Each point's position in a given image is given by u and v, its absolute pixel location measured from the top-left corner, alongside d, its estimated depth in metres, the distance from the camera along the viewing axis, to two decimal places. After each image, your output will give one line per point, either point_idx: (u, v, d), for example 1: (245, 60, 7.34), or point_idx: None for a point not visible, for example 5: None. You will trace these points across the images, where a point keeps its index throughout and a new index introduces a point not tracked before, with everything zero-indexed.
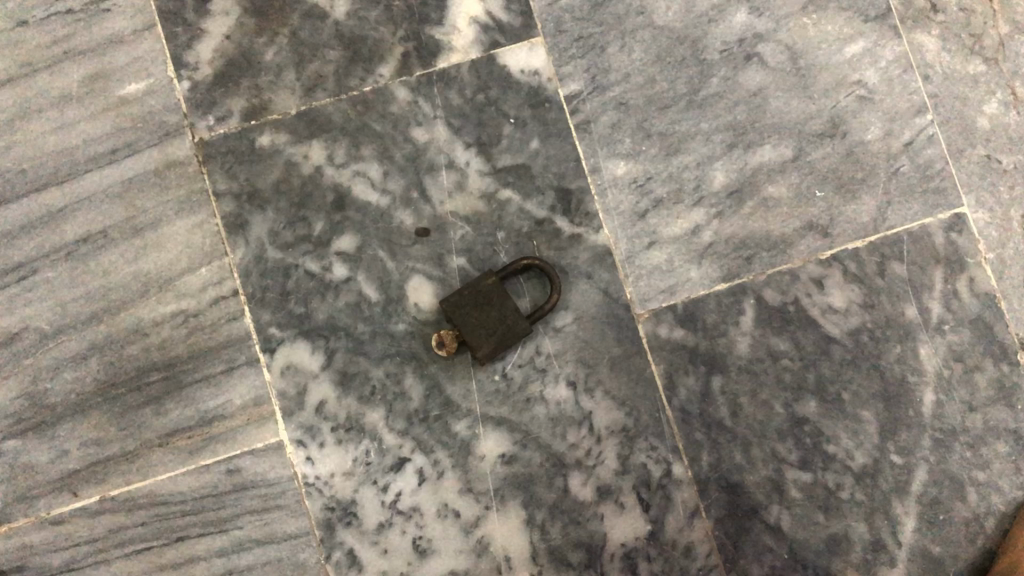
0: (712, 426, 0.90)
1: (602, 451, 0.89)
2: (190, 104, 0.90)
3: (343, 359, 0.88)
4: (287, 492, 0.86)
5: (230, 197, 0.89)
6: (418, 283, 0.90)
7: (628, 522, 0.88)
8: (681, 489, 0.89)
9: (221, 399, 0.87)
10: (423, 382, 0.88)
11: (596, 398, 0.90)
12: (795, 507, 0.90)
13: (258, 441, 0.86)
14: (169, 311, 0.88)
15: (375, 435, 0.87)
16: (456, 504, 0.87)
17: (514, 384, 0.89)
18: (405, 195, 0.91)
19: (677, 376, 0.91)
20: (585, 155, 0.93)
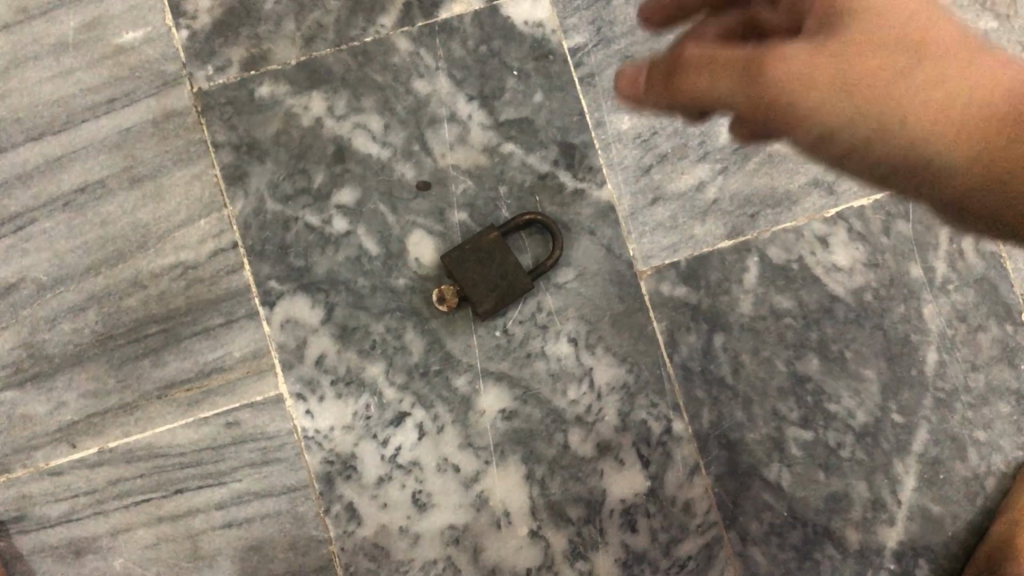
0: (714, 383, 0.90)
1: (602, 408, 0.89)
2: (189, 54, 0.89)
3: (343, 313, 0.87)
4: (286, 445, 0.85)
5: (229, 148, 0.88)
6: (419, 238, 0.89)
7: (628, 479, 0.88)
8: (681, 446, 0.89)
9: (220, 351, 0.86)
10: (424, 337, 0.88)
11: (597, 354, 0.89)
12: (795, 466, 0.90)
13: (257, 394, 0.86)
14: (167, 263, 0.87)
15: (376, 389, 0.87)
16: (455, 459, 0.87)
17: (516, 340, 0.88)
18: (406, 148, 0.90)
19: (679, 333, 0.90)
20: (590, 109, 0.92)
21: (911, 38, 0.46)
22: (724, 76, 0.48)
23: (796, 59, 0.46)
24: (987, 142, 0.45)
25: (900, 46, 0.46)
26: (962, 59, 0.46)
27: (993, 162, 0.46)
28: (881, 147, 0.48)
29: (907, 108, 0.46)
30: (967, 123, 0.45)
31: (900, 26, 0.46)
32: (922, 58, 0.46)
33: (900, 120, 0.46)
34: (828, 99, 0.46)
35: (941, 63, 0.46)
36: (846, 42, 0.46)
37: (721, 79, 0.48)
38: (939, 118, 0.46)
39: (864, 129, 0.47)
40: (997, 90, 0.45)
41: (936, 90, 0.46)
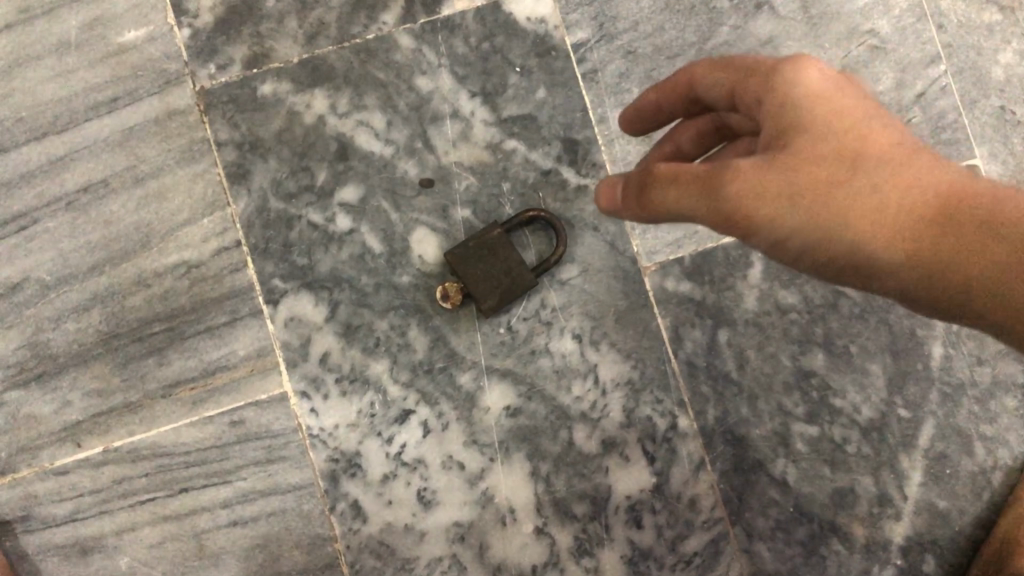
0: (719, 379, 0.90)
1: (607, 404, 0.89)
2: (191, 52, 0.89)
3: (346, 311, 0.87)
4: (291, 444, 0.85)
5: (232, 146, 0.88)
6: (423, 235, 0.89)
7: (633, 475, 0.88)
8: (687, 442, 0.89)
9: (224, 350, 0.86)
10: (428, 335, 0.88)
11: (601, 351, 0.89)
12: (801, 461, 0.90)
13: (261, 392, 0.86)
14: (171, 262, 0.87)
15: (380, 386, 0.87)
16: (460, 457, 0.87)
17: (520, 337, 0.88)
18: (408, 145, 0.90)
19: (684, 329, 0.90)
20: (593, 105, 0.92)
21: (837, 160, 0.62)
22: (694, 192, 0.63)
23: (752, 184, 0.61)
24: (904, 239, 0.61)
25: (829, 169, 0.62)
26: (874, 175, 0.62)
27: (910, 256, 0.61)
28: (822, 246, 0.63)
29: (841, 215, 0.62)
30: (886, 227, 0.61)
31: (829, 152, 0.62)
32: (847, 177, 0.62)
33: (836, 224, 0.62)
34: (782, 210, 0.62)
35: (861, 180, 0.62)
36: (791, 167, 0.62)
37: (686, 196, 0.64)
38: (865, 222, 0.61)
39: (811, 227, 0.62)
40: (903, 197, 0.61)
41: (859, 201, 0.62)
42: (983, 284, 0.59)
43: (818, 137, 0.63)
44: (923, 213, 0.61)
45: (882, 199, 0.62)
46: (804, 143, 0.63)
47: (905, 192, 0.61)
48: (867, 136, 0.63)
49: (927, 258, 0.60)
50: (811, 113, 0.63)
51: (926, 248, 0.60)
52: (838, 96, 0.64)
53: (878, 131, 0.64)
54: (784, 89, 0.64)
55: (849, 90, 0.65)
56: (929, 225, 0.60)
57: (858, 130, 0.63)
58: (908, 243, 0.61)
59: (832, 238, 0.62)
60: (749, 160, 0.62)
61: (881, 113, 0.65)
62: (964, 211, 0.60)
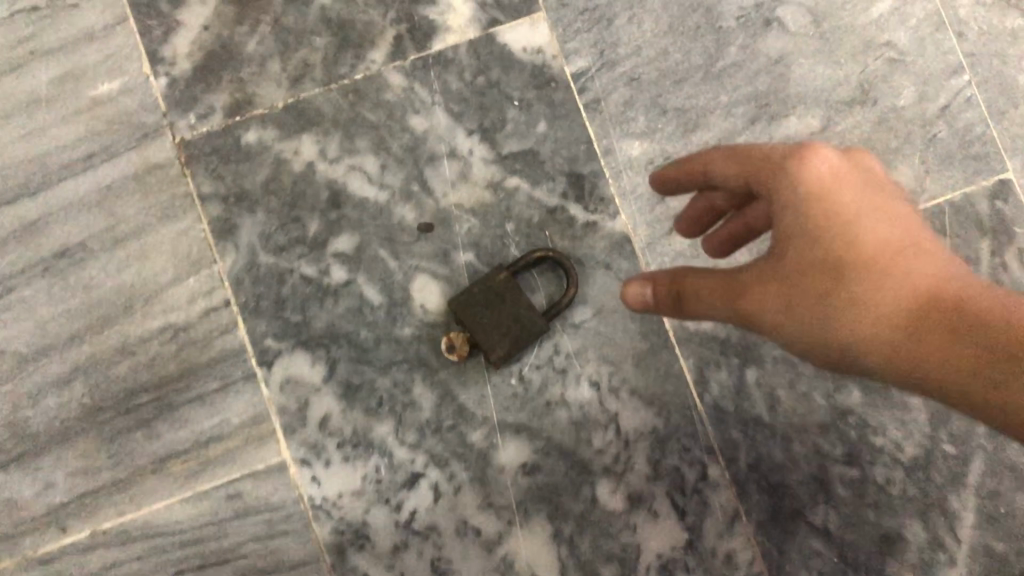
0: (749, 422, 0.84)
1: (631, 456, 0.82)
2: (169, 102, 0.83)
3: (346, 370, 0.82)
4: (293, 516, 0.79)
5: (216, 200, 0.83)
6: (424, 283, 0.83)
7: (663, 532, 0.82)
8: (719, 493, 0.83)
9: (217, 418, 0.80)
10: (434, 391, 0.82)
11: (621, 398, 0.83)
12: (842, 507, 0.83)
13: (259, 462, 0.80)
14: (156, 326, 0.81)
15: (386, 449, 0.81)
16: (476, 521, 0.81)
17: (533, 388, 0.82)
18: (404, 189, 0.84)
19: (708, 370, 0.84)
20: (597, 136, 0.87)
21: (835, 272, 0.59)
22: (714, 300, 0.64)
23: (754, 301, 0.61)
24: (914, 356, 0.57)
25: (828, 282, 0.59)
26: (878, 285, 0.59)
27: (913, 371, 0.58)
28: (822, 351, 0.61)
29: (841, 328, 0.59)
30: (893, 343, 0.58)
31: (827, 265, 0.59)
32: (844, 286, 0.59)
33: (836, 335, 0.60)
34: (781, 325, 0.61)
35: (863, 291, 0.59)
36: (785, 286, 0.60)
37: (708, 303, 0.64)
38: (863, 336, 0.59)
39: (812, 340, 0.60)
40: (908, 306, 0.58)
41: (860, 315, 0.59)
42: (986, 407, 0.55)
43: (817, 249, 0.59)
44: (930, 328, 0.57)
45: (884, 313, 0.58)
46: (801, 256, 0.60)
47: (907, 304, 0.58)
48: (872, 238, 0.60)
49: (930, 375, 0.57)
50: (809, 223, 0.59)
51: (930, 366, 0.57)
52: (844, 197, 0.60)
53: (885, 227, 0.60)
54: (783, 197, 0.60)
55: (859, 182, 0.61)
56: (925, 338, 0.57)
57: (860, 234, 0.59)
58: (917, 359, 0.57)
59: (832, 347, 0.60)
60: (754, 275, 0.62)
61: (887, 203, 0.61)
62: (982, 337, 0.55)
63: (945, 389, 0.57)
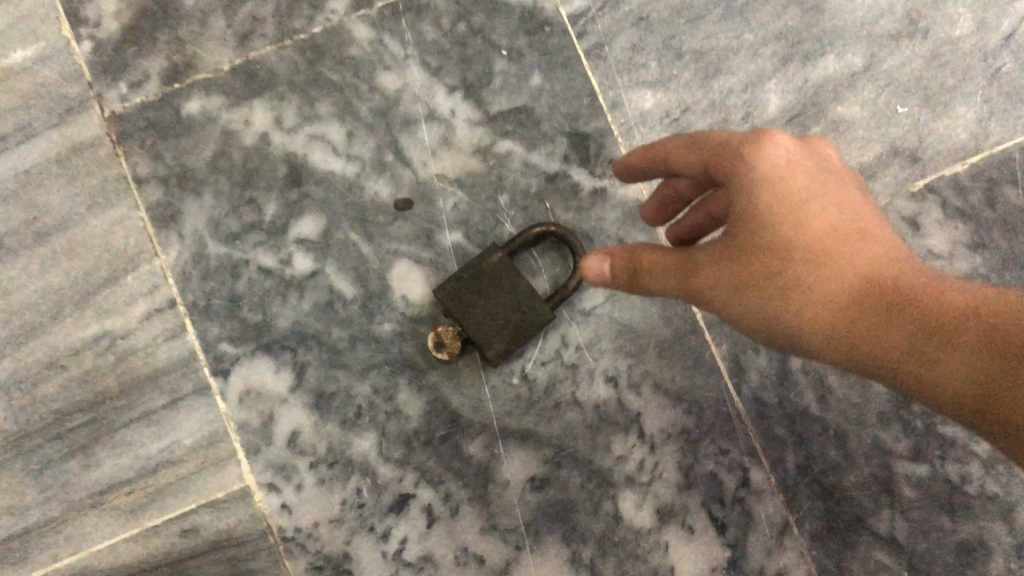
0: (795, 417, 0.71)
1: (658, 463, 0.70)
2: (95, 70, 0.71)
3: (317, 376, 0.69)
4: (261, 552, 0.67)
5: (155, 182, 0.70)
6: (405, 269, 0.70)
7: (700, 550, 0.69)
8: (764, 501, 0.70)
9: (166, 440, 0.68)
10: (422, 396, 0.69)
11: (644, 395, 0.71)
12: (912, 511, 0.70)
13: (217, 490, 0.67)
14: (90, 334, 0.68)
15: (368, 468, 0.68)
16: (478, 548, 0.68)
17: (539, 388, 0.70)
18: (376, 159, 0.71)
19: (745, 357, 0.72)
20: (602, 87, 0.74)
21: (787, 253, 0.49)
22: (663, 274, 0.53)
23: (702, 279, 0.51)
24: (869, 342, 0.48)
25: (778, 261, 0.49)
26: (834, 267, 0.49)
27: (868, 358, 0.48)
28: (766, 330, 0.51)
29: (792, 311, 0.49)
30: (851, 327, 0.49)
31: (780, 243, 0.49)
32: (798, 267, 0.49)
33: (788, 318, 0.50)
34: (729, 307, 0.51)
35: (817, 272, 0.49)
36: (733, 265, 0.50)
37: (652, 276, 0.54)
38: (816, 319, 0.49)
39: (760, 322, 0.51)
40: (856, 288, 0.49)
41: (813, 297, 0.49)
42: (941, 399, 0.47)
43: (769, 227, 0.50)
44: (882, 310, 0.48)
45: (839, 293, 0.49)
46: (753, 234, 0.50)
47: (864, 285, 0.49)
48: (826, 219, 0.50)
49: (888, 364, 0.48)
50: (762, 201, 0.50)
51: (889, 353, 0.47)
52: (802, 177, 0.51)
53: (838, 208, 0.51)
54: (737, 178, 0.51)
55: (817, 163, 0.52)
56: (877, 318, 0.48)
57: (814, 213, 0.50)
58: (876, 346, 0.48)
59: (779, 330, 0.51)
60: (706, 250, 0.51)
61: (841, 183, 0.52)
62: (946, 320, 0.46)
63: (905, 378, 0.48)
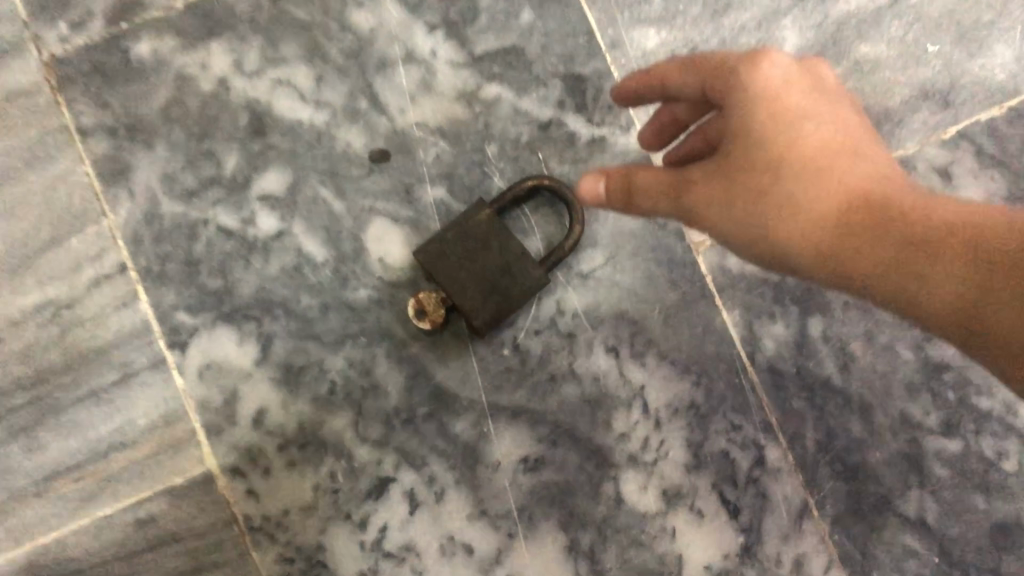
0: (816, 389, 0.64)
1: (664, 441, 0.63)
2: (32, 8, 0.63)
3: (285, 348, 0.62)
4: (225, 544, 0.60)
5: (101, 133, 0.63)
6: (382, 229, 0.63)
7: (712, 537, 0.63)
8: (781, 482, 0.64)
9: (117, 421, 0.61)
10: (403, 369, 0.62)
11: (648, 366, 0.64)
12: (942, 491, 0.64)
13: (176, 476, 0.60)
14: (31, 304, 0.61)
15: (343, 450, 0.61)
16: (466, 537, 0.61)
17: (532, 360, 0.63)
18: (349, 106, 0.64)
19: (760, 324, 0.65)
20: (600, 25, 0.66)
21: (786, 171, 0.44)
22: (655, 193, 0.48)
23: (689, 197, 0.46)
24: (867, 264, 0.43)
25: (769, 177, 0.45)
26: (829, 183, 0.44)
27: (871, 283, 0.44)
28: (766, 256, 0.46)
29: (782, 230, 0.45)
30: (845, 246, 0.44)
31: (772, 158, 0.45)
32: (798, 186, 0.44)
33: (776, 238, 0.45)
34: (714, 227, 0.46)
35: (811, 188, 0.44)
36: (724, 181, 0.45)
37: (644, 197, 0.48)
38: (808, 240, 0.44)
39: (746, 244, 0.46)
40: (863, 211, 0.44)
41: (807, 214, 0.44)
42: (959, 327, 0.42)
43: (762, 141, 0.45)
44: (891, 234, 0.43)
45: (833, 210, 0.44)
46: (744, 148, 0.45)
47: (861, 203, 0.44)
48: (820, 134, 0.45)
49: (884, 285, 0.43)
50: (756, 116, 0.45)
51: (887, 273, 0.43)
52: (804, 97, 0.46)
53: (832, 124, 0.46)
54: (732, 94, 0.46)
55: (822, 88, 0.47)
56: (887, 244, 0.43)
57: (811, 130, 0.45)
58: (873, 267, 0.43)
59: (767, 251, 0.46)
60: (700, 168, 0.46)
61: (832, 98, 0.48)
62: (951, 237, 0.42)
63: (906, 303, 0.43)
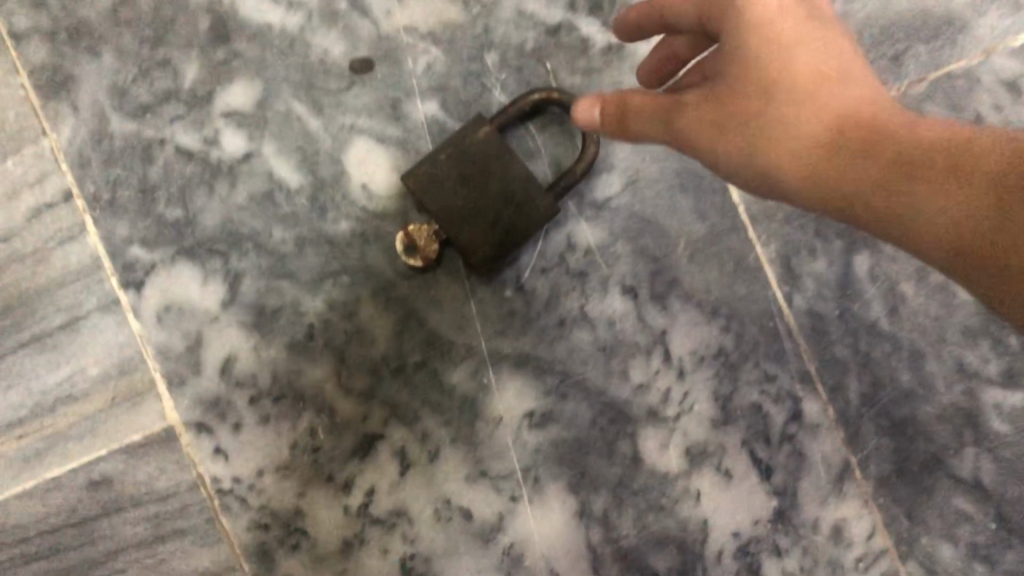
0: (860, 334, 0.57)
1: (688, 393, 0.56)
2: None
3: (256, 287, 0.54)
4: (191, 509, 0.53)
5: (40, 39, 0.54)
6: (366, 150, 0.55)
7: (740, 500, 0.56)
8: (819, 439, 0.56)
9: (66, 371, 0.53)
10: (390, 312, 0.55)
11: (671, 309, 0.56)
12: (1002, 450, 0.56)
13: (132, 433, 0.53)
14: None
15: (323, 403, 0.54)
16: (463, 500, 0.54)
17: (538, 301, 0.55)
18: (326, 8, 0.56)
19: (799, 260, 0.57)
20: None
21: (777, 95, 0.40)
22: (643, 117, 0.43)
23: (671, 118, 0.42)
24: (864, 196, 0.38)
25: (759, 101, 0.40)
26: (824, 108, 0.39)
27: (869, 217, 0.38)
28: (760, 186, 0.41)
29: (767, 154, 0.40)
30: (836, 171, 0.39)
31: (759, 79, 0.40)
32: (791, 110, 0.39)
33: (763, 167, 0.40)
34: (699, 153, 0.42)
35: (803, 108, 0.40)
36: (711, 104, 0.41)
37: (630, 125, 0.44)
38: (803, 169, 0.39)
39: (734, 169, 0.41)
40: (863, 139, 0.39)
41: (794, 137, 0.39)
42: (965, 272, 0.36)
43: (751, 60, 0.40)
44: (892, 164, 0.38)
45: (824, 133, 0.39)
46: (733, 69, 0.41)
47: (855, 126, 0.39)
48: (816, 58, 0.41)
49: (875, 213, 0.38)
50: (744, 33, 0.40)
51: (877, 200, 0.38)
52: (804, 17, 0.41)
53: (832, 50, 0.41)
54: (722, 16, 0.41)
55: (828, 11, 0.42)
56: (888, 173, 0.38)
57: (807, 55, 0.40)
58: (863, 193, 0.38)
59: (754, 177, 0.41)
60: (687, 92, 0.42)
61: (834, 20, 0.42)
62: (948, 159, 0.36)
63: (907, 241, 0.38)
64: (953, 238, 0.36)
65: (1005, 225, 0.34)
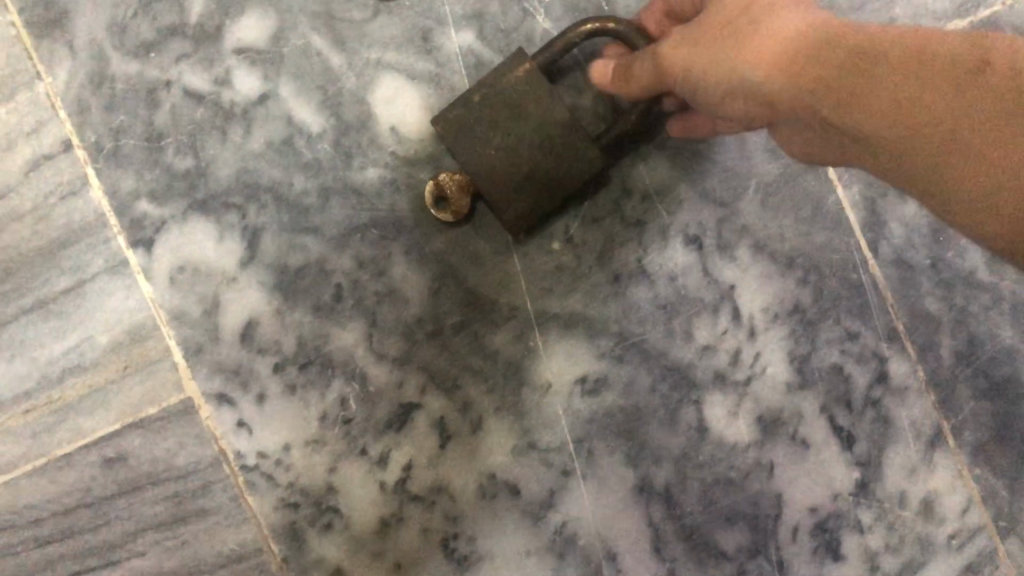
0: (954, 285, 0.51)
1: (760, 355, 0.50)
2: None
3: (276, 244, 0.49)
4: (214, 487, 0.48)
5: None
6: (394, 87, 0.49)
7: (819, 471, 0.50)
8: (908, 403, 0.50)
9: (74, 340, 0.49)
10: (426, 269, 0.49)
11: (740, 260, 0.50)
12: None
13: (148, 406, 0.48)
14: None
15: (354, 371, 0.49)
16: (510, 475, 0.49)
17: (589, 255, 0.49)
18: None
19: (885, 203, 0.50)
20: None
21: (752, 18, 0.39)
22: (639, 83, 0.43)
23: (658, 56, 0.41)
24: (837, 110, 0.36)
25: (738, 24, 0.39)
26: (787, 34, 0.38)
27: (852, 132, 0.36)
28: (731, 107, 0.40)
29: (738, 70, 0.38)
30: (810, 87, 0.37)
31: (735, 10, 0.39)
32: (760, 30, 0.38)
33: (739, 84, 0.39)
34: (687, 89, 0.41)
35: (777, 31, 0.38)
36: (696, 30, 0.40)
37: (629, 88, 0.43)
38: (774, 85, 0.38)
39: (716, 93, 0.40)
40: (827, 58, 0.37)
41: (773, 52, 0.38)
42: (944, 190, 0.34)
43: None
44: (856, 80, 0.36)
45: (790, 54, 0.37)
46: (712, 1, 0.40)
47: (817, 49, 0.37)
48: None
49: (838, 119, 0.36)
50: None
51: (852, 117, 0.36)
52: None
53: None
54: None
55: None
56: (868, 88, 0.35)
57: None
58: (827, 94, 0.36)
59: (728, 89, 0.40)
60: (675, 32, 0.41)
61: None
62: (908, 52, 0.36)
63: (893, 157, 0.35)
64: (934, 150, 0.34)
65: (975, 126, 0.33)
